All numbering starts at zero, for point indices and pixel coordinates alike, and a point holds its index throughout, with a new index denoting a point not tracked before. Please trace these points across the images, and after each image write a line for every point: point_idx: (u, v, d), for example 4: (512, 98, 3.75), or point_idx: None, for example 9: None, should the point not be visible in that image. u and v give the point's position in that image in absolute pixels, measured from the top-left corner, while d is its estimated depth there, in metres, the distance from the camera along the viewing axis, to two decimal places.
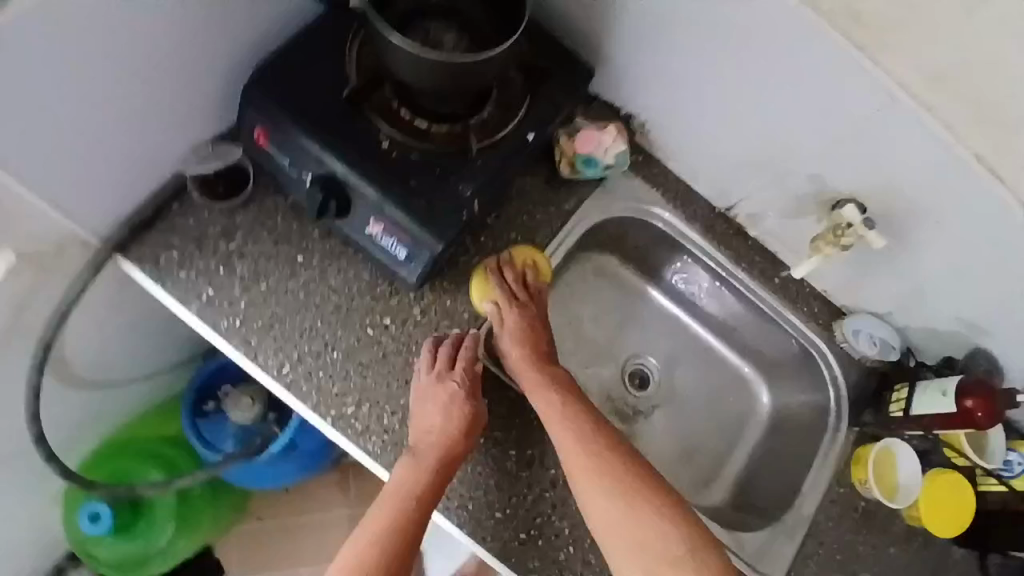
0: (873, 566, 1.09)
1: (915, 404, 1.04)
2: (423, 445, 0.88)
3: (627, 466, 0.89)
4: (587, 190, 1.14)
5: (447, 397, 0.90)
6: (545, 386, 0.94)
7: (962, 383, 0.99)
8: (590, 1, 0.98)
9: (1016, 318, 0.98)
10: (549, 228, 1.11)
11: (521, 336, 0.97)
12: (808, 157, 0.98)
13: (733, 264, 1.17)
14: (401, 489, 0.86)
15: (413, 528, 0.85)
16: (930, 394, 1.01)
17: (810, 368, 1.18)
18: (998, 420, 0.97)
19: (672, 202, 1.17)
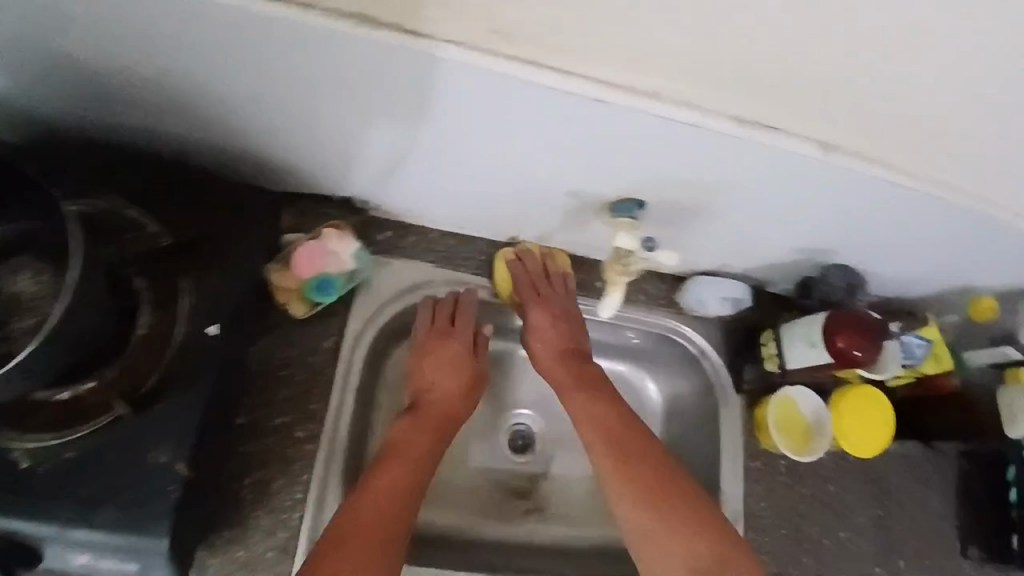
0: (824, 515, 1.02)
1: (788, 360, 0.92)
2: (427, 402, 0.89)
3: (654, 448, 0.86)
4: (343, 308, 0.89)
5: (450, 355, 0.91)
6: (576, 365, 0.92)
7: (828, 323, 0.87)
8: (201, 114, 0.75)
9: (841, 231, 0.84)
10: (322, 379, 0.86)
11: (555, 320, 0.93)
12: (558, 174, 0.79)
13: (550, 293, 0.98)
14: (402, 464, 0.82)
15: (402, 496, 0.80)
16: (800, 347, 0.90)
17: (676, 349, 1.04)
18: (878, 350, 0.86)
19: (449, 263, 0.95)
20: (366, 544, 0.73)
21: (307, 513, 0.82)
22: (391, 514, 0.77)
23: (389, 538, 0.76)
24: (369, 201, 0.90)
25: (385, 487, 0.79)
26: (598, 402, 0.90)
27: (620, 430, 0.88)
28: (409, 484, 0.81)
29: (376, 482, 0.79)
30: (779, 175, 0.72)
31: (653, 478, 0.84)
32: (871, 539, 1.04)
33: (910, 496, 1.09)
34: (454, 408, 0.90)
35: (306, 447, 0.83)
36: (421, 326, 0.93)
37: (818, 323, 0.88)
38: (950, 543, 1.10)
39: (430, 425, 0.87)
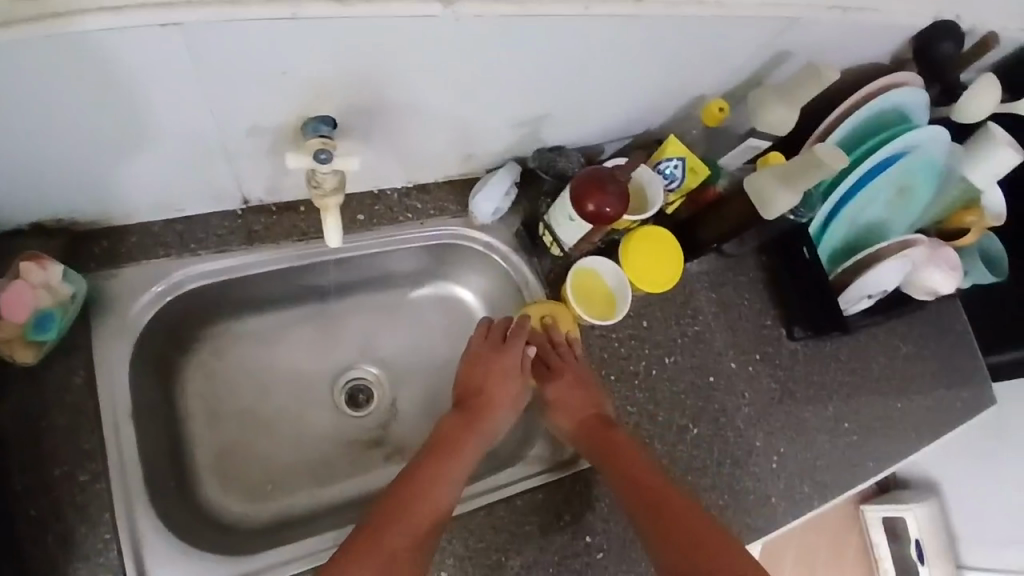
0: (646, 348, 1.08)
1: (563, 238, 0.96)
2: (475, 404, 0.96)
3: (662, 481, 0.89)
4: (83, 337, 0.84)
5: (500, 368, 0.98)
6: (597, 433, 0.94)
7: (574, 193, 0.90)
8: None
9: (535, 88, 0.87)
10: (86, 412, 0.81)
11: (572, 381, 0.98)
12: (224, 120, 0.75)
13: (308, 242, 0.96)
14: (438, 480, 0.87)
15: (431, 515, 0.83)
16: (564, 223, 0.94)
17: (462, 252, 1.07)
18: (626, 198, 0.89)
19: (187, 250, 0.90)
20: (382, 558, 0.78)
21: (123, 548, 0.79)
22: (414, 532, 0.81)
23: (412, 555, 0.79)
24: (61, 219, 0.84)
25: (414, 509, 0.83)
26: (634, 457, 0.91)
27: (649, 480, 0.89)
28: (445, 496, 0.86)
29: (416, 496, 0.84)
30: (424, 45, 0.72)
31: (656, 502, 0.86)
32: (699, 354, 1.12)
33: (722, 301, 1.17)
34: (493, 414, 0.96)
35: (94, 487, 0.79)
36: (476, 339, 1.00)
37: (567, 196, 0.91)
38: (774, 331, 1.19)
39: (474, 426, 0.94)
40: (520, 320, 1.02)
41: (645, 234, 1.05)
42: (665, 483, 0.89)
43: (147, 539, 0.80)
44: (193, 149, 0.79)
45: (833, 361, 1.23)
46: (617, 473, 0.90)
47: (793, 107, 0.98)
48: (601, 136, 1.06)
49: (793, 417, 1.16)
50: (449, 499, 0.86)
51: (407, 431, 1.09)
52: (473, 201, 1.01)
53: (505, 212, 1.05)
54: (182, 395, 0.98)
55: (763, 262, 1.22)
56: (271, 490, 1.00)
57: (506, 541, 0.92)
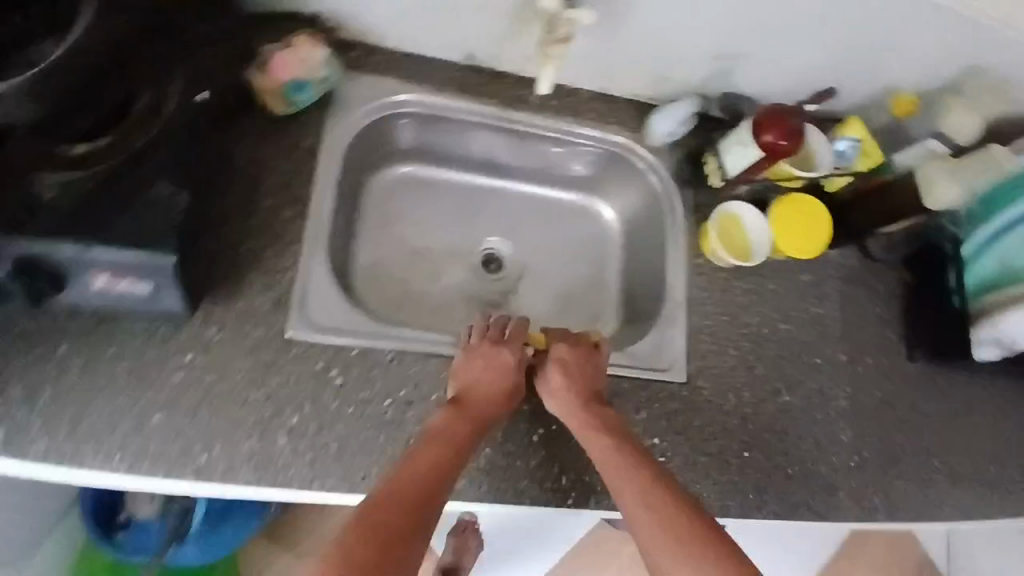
0: (764, 306, 1.12)
1: (728, 167, 1.04)
2: (469, 398, 0.90)
3: (666, 485, 0.80)
4: (320, 114, 1.03)
5: (500, 362, 0.94)
6: (595, 419, 0.90)
7: (754, 122, 0.99)
8: None
9: (745, 22, 1.00)
10: (303, 171, 1.00)
11: (568, 387, 0.93)
12: None
13: (504, 110, 1.11)
14: (430, 458, 0.79)
15: (425, 501, 0.74)
16: (735, 150, 1.02)
17: (625, 167, 1.17)
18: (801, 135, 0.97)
19: (413, 80, 1.08)
20: (371, 541, 0.68)
21: (296, 274, 0.95)
22: (404, 515, 0.72)
23: (404, 543, 0.70)
24: (336, 20, 1.03)
25: (404, 483, 0.75)
26: (631, 452, 0.85)
27: (647, 475, 0.81)
28: (440, 481, 0.77)
29: (407, 471, 0.77)
30: None
31: (655, 510, 0.77)
32: (810, 332, 1.14)
33: (850, 297, 1.19)
34: (491, 407, 0.90)
35: (294, 222, 0.97)
36: (471, 338, 0.96)
37: (746, 124, 1.00)
38: (891, 344, 1.19)
39: (472, 416, 0.87)
40: (519, 324, 0.99)
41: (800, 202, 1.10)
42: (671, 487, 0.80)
43: (315, 278, 0.97)
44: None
45: (947, 396, 1.19)
46: (615, 480, 0.82)
47: (977, 114, 1.04)
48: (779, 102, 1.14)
49: (888, 430, 1.15)
50: (444, 485, 0.77)
51: (523, 307, 1.21)
52: (652, 118, 1.11)
53: (675, 142, 1.14)
54: (361, 203, 1.18)
55: (903, 279, 1.22)
56: (399, 305, 1.15)
57: None
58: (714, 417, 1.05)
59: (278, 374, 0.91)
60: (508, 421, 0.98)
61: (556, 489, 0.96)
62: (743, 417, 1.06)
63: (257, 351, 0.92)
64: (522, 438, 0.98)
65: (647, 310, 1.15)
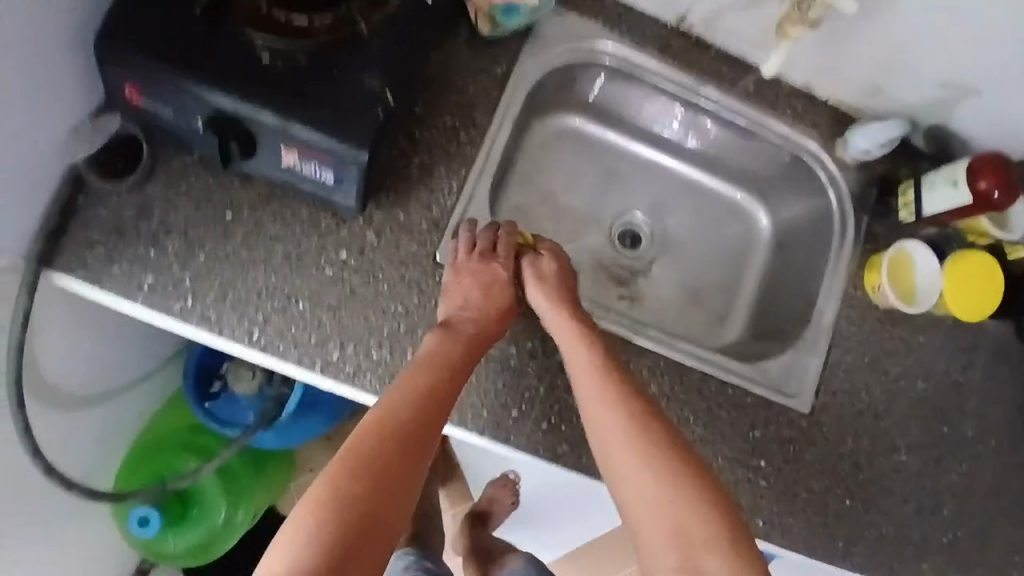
0: (909, 359, 1.06)
1: (925, 204, 0.94)
2: (460, 320, 0.85)
3: (657, 426, 0.77)
4: (518, 44, 0.98)
5: (489, 278, 0.87)
6: (588, 336, 0.84)
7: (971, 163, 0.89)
8: None
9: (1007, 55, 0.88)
10: (488, 99, 0.97)
11: (560, 303, 0.87)
12: None
13: (699, 83, 1.03)
14: (413, 389, 0.77)
15: (408, 440, 0.73)
16: (940, 188, 0.92)
17: (802, 176, 1.10)
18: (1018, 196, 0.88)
19: (617, 30, 1.01)
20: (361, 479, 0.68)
21: (459, 200, 0.93)
22: (393, 452, 0.71)
23: (398, 484, 0.70)
24: None
25: (394, 414, 0.74)
26: (615, 375, 0.81)
27: (627, 400, 0.79)
28: (431, 413, 0.76)
29: (396, 401, 0.75)
30: None
31: (646, 453, 0.75)
32: (947, 398, 1.07)
33: (999, 374, 1.10)
34: (484, 330, 0.85)
35: (467, 149, 0.95)
36: (459, 251, 0.89)
37: (966, 162, 0.90)
38: None
39: (462, 340, 0.83)
40: (512, 229, 0.91)
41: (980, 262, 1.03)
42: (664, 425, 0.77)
43: (473, 209, 0.94)
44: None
45: None
46: (599, 408, 0.79)
47: None
48: None
49: (993, 517, 1.09)
50: (435, 421, 0.76)
51: (650, 288, 1.18)
52: (852, 133, 1.03)
53: (868, 164, 1.06)
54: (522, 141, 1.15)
55: None
56: None
57: (703, 412, 0.97)
58: (825, 455, 1.01)
59: (421, 294, 0.91)
60: None
61: None
62: (853, 464, 1.02)
63: (407, 266, 0.91)
64: None
65: (781, 329, 1.10)
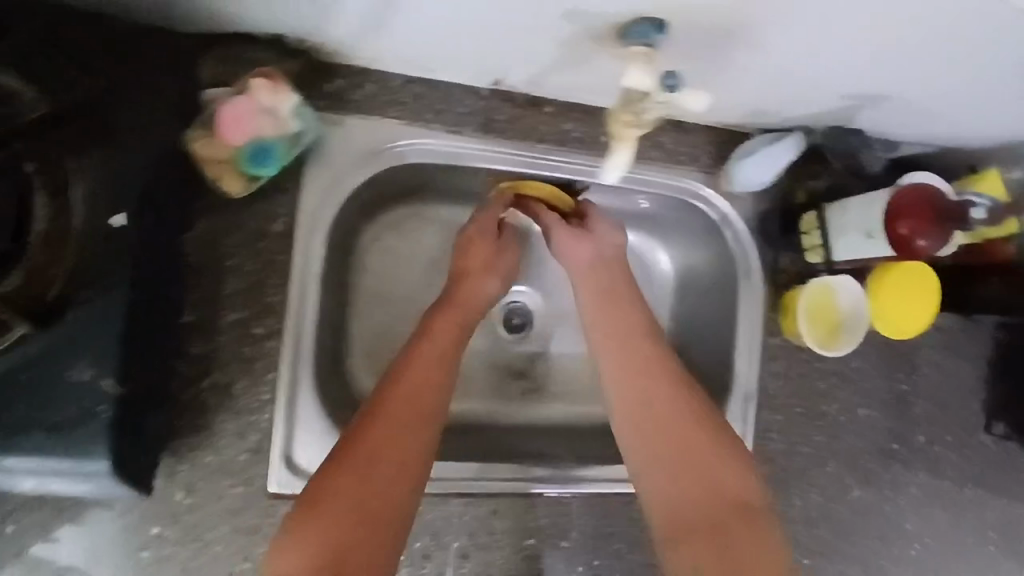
0: (846, 392, 0.94)
1: (837, 250, 0.78)
2: (452, 292, 0.79)
3: (685, 387, 0.72)
4: (293, 181, 0.75)
5: (482, 239, 0.81)
6: (613, 302, 0.76)
7: (890, 208, 0.71)
8: None
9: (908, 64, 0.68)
10: (275, 269, 0.74)
11: (591, 282, 0.78)
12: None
13: (538, 151, 0.81)
14: (415, 388, 0.68)
15: (409, 456, 0.65)
16: (852, 238, 0.75)
17: (694, 217, 0.90)
18: (945, 237, 0.71)
19: (421, 121, 0.77)
20: (342, 514, 0.60)
21: (277, 413, 0.74)
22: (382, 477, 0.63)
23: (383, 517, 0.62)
24: (306, 40, 0.71)
25: (390, 436, 0.64)
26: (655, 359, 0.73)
27: (664, 387, 0.71)
28: (427, 414, 0.67)
29: (395, 401, 0.67)
30: None
31: (686, 421, 0.69)
32: (893, 416, 0.97)
33: (942, 369, 1.00)
34: (474, 293, 0.79)
35: (267, 343, 0.73)
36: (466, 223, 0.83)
37: (880, 204, 0.72)
38: (973, 417, 1.03)
39: (458, 315, 0.76)
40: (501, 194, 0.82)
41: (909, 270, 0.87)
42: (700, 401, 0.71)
43: (301, 411, 0.76)
44: (504, 19, 0.64)
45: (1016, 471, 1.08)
46: (627, 386, 0.72)
47: None
48: (908, 137, 0.86)
49: (952, 512, 1.04)
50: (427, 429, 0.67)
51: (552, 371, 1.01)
52: (738, 163, 0.83)
53: (762, 190, 0.87)
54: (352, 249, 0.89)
55: (1000, 341, 1.05)
56: None
57: (635, 534, 0.86)
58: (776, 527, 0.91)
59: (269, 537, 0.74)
60: (542, 563, 0.82)
61: None
62: (806, 523, 0.93)
63: (241, 513, 0.74)
64: None
65: None
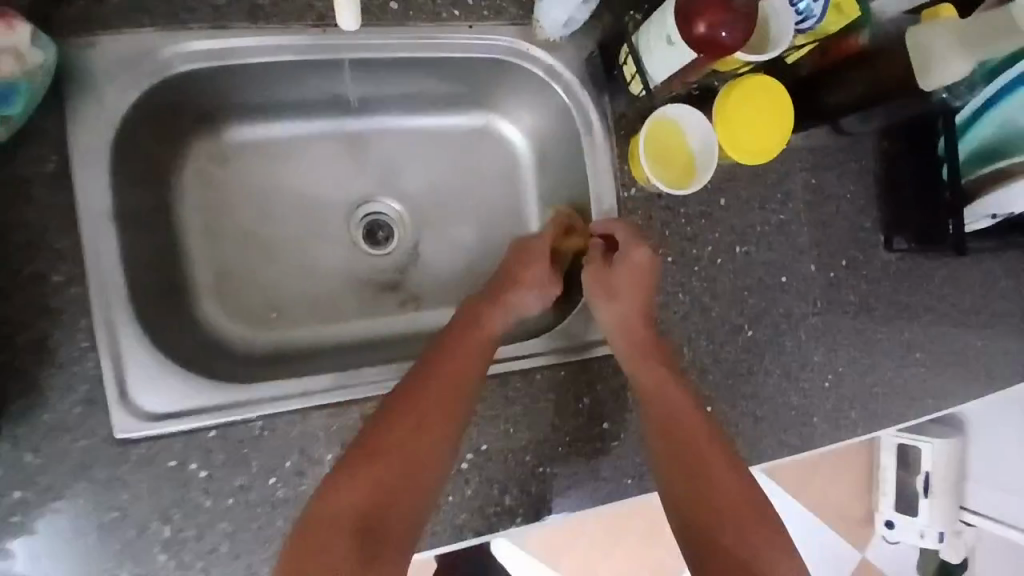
0: (719, 231, 0.91)
1: (651, 75, 0.74)
2: (489, 307, 0.82)
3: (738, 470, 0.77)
4: (54, 112, 0.70)
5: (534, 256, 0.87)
6: (657, 356, 0.82)
7: (682, 11, 0.67)
8: None
9: None
10: (62, 209, 0.70)
11: (619, 330, 0.83)
12: None
13: (323, 33, 0.77)
14: (439, 411, 0.72)
15: (414, 489, 0.69)
16: (659, 52, 0.71)
17: (519, 77, 0.86)
18: (750, 27, 0.66)
19: (177, 23, 0.73)
20: (382, 476, 0.68)
21: (102, 356, 0.70)
22: (430, 448, 0.71)
23: (421, 485, 0.69)
24: None
25: (401, 466, 0.69)
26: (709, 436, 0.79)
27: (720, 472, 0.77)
28: (442, 445, 0.71)
29: (409, 424, 0.71)
30: None
31: (731, 500, 0.75)
32: (776, 247, 0.94)
33: (823, 191, 0.96)
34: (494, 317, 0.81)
35: (70, 290, 0.70)
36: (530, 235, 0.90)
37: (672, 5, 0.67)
38: (870, 235, 0.99)
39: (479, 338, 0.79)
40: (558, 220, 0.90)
41: (750, 91, 0.82)
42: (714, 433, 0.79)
43: (129, 355, 0.72)
44: None
45: (930, 284, 1.04)
46: (677, 440, 0.78)
47: None
48: None
49: (867, 337, 1.00)
50: (455, 437, 0.73)
51: (430, 275, 0.98)
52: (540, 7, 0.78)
53: (577, 32, 0.82)
54: (179, 180, 0.87)
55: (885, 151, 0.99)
56: (273, 320, 0.91)
57: (520, 411, 0.85)
58: None
59: (127, 485, 0.71)
60: None
61: (502, 513, 0.83)
62: (702, 370, 0.92)
63: (90, 467, 0.70)
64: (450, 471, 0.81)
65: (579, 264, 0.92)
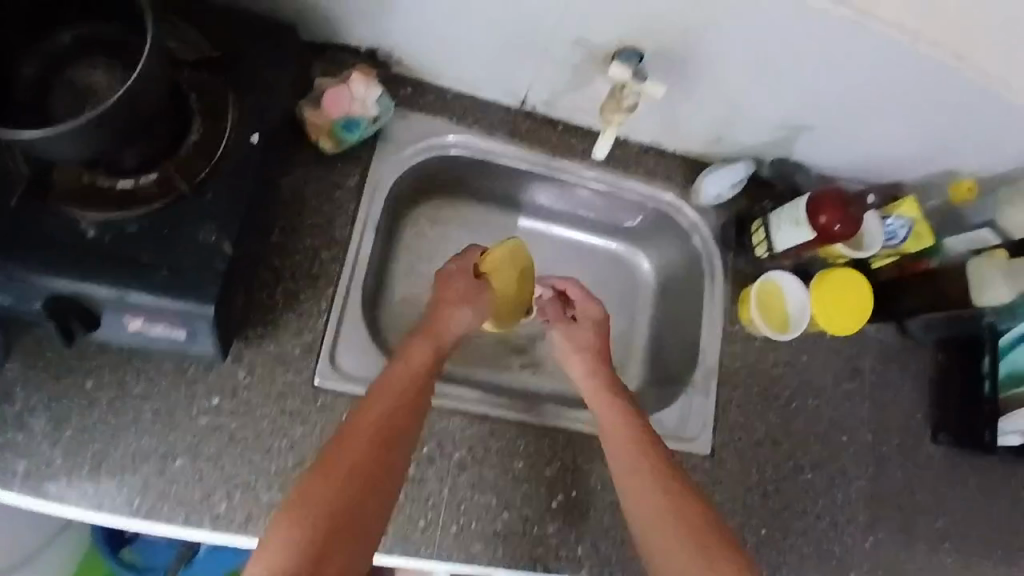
0: (795, 381, 1.11)
1: (776, 243, 1.02)
2: (419, 342, 0.91)
3: (702, 518, 0.82)
4: (364, 151, 1.01)
5: (459, 292, 0.98)
6: (632, 416, 0.92)
7: (810, 204, 0.97)
8: None
9: (814, 107, 0.98)
10: (345, 213, 0.98)
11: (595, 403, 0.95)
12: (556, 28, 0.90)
13: (551, 157, 1.09)
14: (358, 443, 0.78)
15: (344, 524, 0.73)
16: (787, 228, 0.99)
17: (668, 225, 1.15)
18: (856, 224, 0.96)
19: (464, 122, 1.06)
20: (310, 521, 0.72)
21: (331, 321, 0.94)
22: (358, 489, 0.75)
23: (351, 526, 0.73)
24: (393, 55, 1.01)
25: (329, 506, 0.73)
26: (664, 481, 0.85)
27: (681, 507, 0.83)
28: (373, 469, 0.77)
29: (333, 464, 0.76)
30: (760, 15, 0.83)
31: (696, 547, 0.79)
32: (839, 410, 1.12)
33: (885, 378, 1.16)
34: (422, 356, 0.89)
35: (329, 265, 0.96)
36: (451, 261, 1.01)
37: (804, 201, 0.98)
38: (922, 427, 1.16)
39: (403, 372, 0.87)
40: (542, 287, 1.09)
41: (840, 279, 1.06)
42: (665, 470, 0.86)
43: (345, 324, 0.96)
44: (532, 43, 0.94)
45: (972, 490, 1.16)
46: (636, 489, 0.85)
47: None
48: (833, 171, 1.13)
49: (910, 519, 1.11)
50: (389, 463, 0.79)
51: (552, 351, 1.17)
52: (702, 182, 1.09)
53: (722, 204, 1.12)
54: (402, 222, 1.15)
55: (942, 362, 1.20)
56: None
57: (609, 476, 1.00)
58: (734, 492, 1.04)
59: (303, 421, 0.91)
60: (527, 485, 0.96)
61: (571, 559, 0.95)
62: (763, 494, 1.05)
63: (285, 398, 0.91)
64: (539, 505, 0.96)
65: (675, 375, 1.13)
